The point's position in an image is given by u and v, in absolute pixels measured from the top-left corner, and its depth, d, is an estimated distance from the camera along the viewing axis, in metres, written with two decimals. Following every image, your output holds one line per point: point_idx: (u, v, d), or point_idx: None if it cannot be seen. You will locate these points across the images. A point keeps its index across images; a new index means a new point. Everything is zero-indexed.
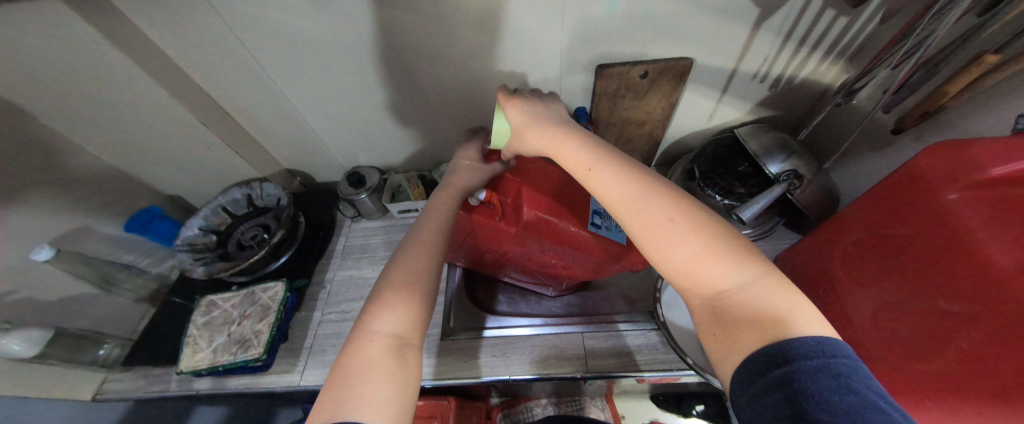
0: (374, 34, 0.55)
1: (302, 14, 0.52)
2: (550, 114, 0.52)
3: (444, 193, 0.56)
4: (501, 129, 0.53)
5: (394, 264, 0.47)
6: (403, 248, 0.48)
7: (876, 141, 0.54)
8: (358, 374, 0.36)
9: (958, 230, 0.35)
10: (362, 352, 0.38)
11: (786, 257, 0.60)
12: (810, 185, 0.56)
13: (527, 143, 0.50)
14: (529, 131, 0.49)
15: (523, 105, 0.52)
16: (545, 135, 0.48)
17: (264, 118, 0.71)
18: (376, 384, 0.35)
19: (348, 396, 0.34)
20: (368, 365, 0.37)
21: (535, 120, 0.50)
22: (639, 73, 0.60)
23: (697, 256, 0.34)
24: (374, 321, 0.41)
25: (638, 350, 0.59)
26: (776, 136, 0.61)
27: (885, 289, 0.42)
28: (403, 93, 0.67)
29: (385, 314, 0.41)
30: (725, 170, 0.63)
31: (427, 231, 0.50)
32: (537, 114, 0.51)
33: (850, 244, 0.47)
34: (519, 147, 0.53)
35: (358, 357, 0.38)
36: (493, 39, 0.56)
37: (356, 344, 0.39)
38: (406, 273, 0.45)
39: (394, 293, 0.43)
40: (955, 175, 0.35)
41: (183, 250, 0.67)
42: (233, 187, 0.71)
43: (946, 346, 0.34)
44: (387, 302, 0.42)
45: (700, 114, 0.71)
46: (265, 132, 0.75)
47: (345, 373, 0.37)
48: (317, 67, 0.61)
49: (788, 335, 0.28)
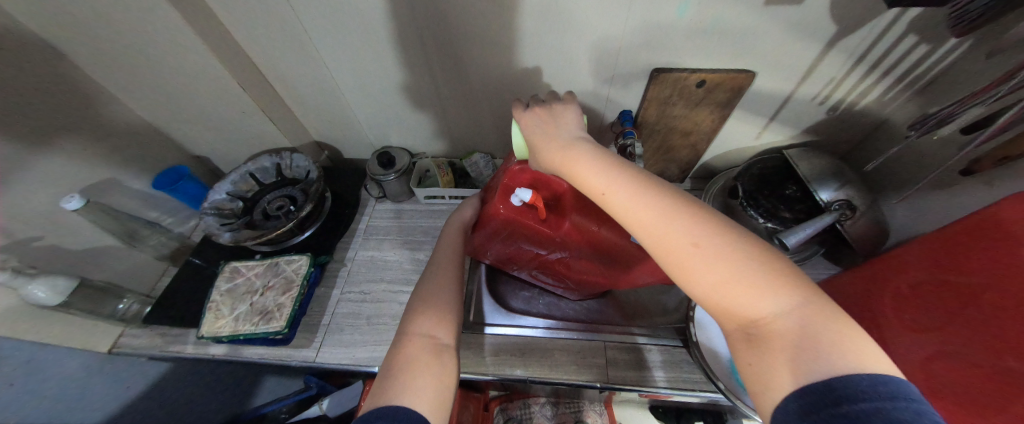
0: (428, 12, 0.53)
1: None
2: (565, 127, 0.49)
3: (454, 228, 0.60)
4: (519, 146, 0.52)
5: (423, 283, 0.50)
6: (428, 270, 0.52)
7: (939, 181, 0.51)
8: (399, 369, 0.37)
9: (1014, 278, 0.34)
10: (399, 352, 0.39)
11: (825, 290, 0.59)
12: (862, 218, 0.54)
13: (539, 162, 0.48)
14: (544, 145, 0.47)
15: (535, 120, 0.51)
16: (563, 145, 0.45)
17: (300, 87, 0.69)
18: (416, 376, 0.36)
19: (388, 385, 0.36)
20: (409, 361, 0.38)
21: (546, 137, 0.47)
22: (696, 81, 0.57)
23: (727, 281, 0.31)
24: (409, 326, 0.42)
25: (661, 366, 0.58)
26: (829, 162, 0.58)
27: (939, 335, 0.41)
28: (445, 77, 0.64)
29: (419, 319, 0.43)
30: (771, 191, 0.60)
31: (447, 256, 0.54)
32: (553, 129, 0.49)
33: (905, 286, 0.46)
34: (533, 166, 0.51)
35: (393, 356, 0.39)
36: (549, 29, 0.53)
37: (397, 345, 0.40)
38: (434, 289, 0.48)
39: (423, 303, 0.46)
40: None
41: (210, 213, 0.66)
42: (264, 155, 0.70)
43: (1001, 409, 0.33)
44: (417, 311, 0.44)
45: (748, 133, 0.68)
46: (299, 101, 0.73)
47: (387, 369, 0.38)
48: (361, 40, 0.58)
49: (832, 372, 0.26)
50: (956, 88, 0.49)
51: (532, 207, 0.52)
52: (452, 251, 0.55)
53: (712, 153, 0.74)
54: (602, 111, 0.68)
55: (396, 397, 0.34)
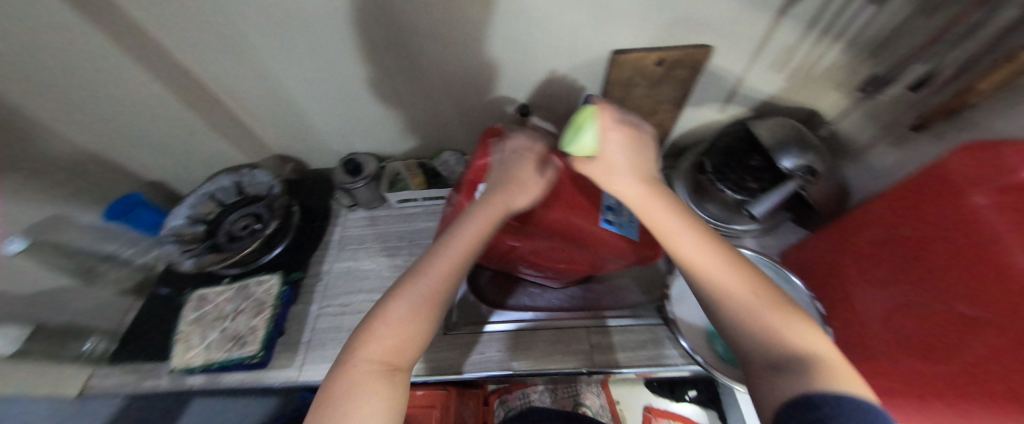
0: (373, 10, 0.50)
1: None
2: (624, 156, 0.38)
3: (497, 199, 0.43)
4: (584, 146, 0.39)
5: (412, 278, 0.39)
6: (428, 262, 0.39)
7: (895, 138, 0.52)
8: (338, 398, 0.31)
9: (975, 232, 0.35)
10: (346, 375, 0.33)
11: (795, 255, 0.61)
12: (824, 182, 0.55)
13: (606, 181, 0.39)
14: (619, 174, 0.38)
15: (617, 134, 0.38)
16: (637, 182, 0.37)
17: (250, 101, 0.66)
18: (362, 404, 0.31)
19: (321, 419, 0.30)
20: (352, 387, 0.31)
21: (627, 158, 0.38)
22: (655, 60, 0.56)
23: (785, 322, 0.29)
24: (366, 340, 0.35)
25: (643, 345, 0.59)
26: (792, 129, 0.59)
27: (897, 290, 0.43)
28: (401, 76, 0.62)
29: (374, 335, 0.35)
30: (735, 164, 0.62)
31: (460, 245, 0.40)
32: (620, 157, 0.38)
33: (864, 244, 0.48)
34: (592, 175, 0.40)
35: (342, 378, 0.33)
36: (501, 19, 0.52)
37: (340, 368, 0.33)
38: (418, 289, 0.37)
39: (389, 314, 0.36)
40: (987, 179, 0.35)
41: (169, 240, 0.62)
42: (221, 174, 0.66)
43: (960, 353, 0.35)
44: (380, 324, 0.35)
45: (713, 107, 0.68)
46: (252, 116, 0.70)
47: (327, 394, 0.32)
48: (308, 45, 0.56)
49: (814, 386, 0.24)
50: (903, 46, 0.50)
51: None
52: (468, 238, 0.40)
53: (681, 129, 0.74)
54: (567, 98, 0.67)
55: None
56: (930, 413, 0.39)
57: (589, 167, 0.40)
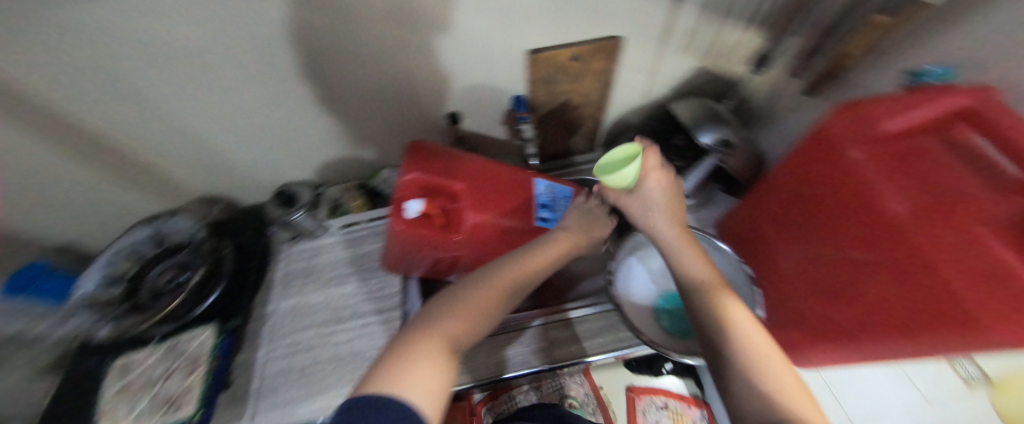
0: (274, 31, 0.48)
1: (176, 15, 0.44)
2: (655, 197, 0.47)
3: (561, 237, 0.50)
4: (624, 177, 0.46)
5: (476, 283, 0.43)
6: (492, 270, 0.44)
7: (792, 104, 0.58)
8: (410, 355, 0.33)
9: (856, 183, 0.39)
10: (418, 338, 0.36)
11: (727, 223, 0.64)
12: (740, 153, 0.59)
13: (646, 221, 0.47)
14: (659, 217, 0.47)
15: (665, 181, 0.48)
16: (668, 224, 0.46)
17: (155, 144, 0.61)
18: (429, 368, 0.32)
19: (395, 369, 0.32)
20: (421, 349, 0.34)
21: (668, 204, 0.47)
22: (570, 56, 0.58)
23: (782, 381, 0.32)
24: (438, 322, 0.38)
25: (599, 333, 0.61)
26: (706, 107, 0.63)
27: (802, 245, 0.48)
28: (320, 96, 0.60)
29: (445, 314, 0.39)
30: (662, 145, 0.65)
31: (529, 264, 0.45)
32: (653, 198, 0.47)
33: (773, 206, 0.52)
34: (630, 205, 0.49)
35: (415, 343, 0.35)
36: (409, 29, 0.51)
37: (414, 334, 0.36)
38: (485, 294, 0.42)
39: (460, 302, 0.40)
40: (858, 135, 0.38)
41: (86, 307, 0.58)
42: (136, 227, 0.62)
43: (860, 295, 0.40)
44: (455, 309, 0.40)
45: (637, 94, 0.71)
46: (162, 162, 0.64)
47: (398, 350, 0.34)
48: (210, 75, 0.52)
49: None
50: None
51: (428, 216, 0.49)
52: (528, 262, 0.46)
53: (612, 118, 0.76)
54: (496, 100, 0.67)
55: (412, 386, 0.30)
56: (841, 350, 0.44)
57: (621, 197, 0.49)
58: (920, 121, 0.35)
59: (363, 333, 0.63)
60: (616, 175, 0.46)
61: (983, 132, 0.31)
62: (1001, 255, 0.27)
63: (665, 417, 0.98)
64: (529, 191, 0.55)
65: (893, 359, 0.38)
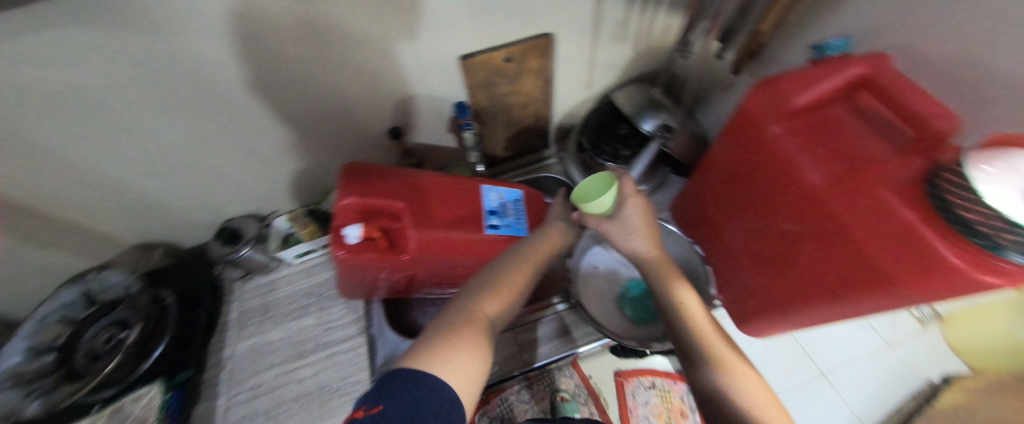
0: (184, 69, 0.44)
1: (70, 65, 0.38)
2: (634, 222, 0.44)
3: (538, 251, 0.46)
4: (603, 205, 0.44)
5: (508, 262, 0.43)
6: (513, 258, 0.44)
7: (725, 83, 0.60)
8: (456, 331, 0.35)
9: (778, 159, 0.40)
10: (462, 315, 0.37)
11: (679, 205, 0.65)
12: (680, 136, 0.61)
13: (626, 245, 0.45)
14: (639, 242, 0.44)
15: (644, 204, 0.45)
16: (646, 247, 0.44)
17: (64, 205, 0.54)
18: (472, 345, 0.34)
19: (442, 342, 0.33)
20: (464, 326, 0.35)
21: (649, 228, 0.44)
22: (503, 57, 0.57)
23: (755, 393, 0.34)
24: (477, 304, 0.39)
25: (566, 330, 0.63)
26: (645, 94, 0.63)
27: (743, 220, 0.49)
28: (246, 128, 0.56)
29: (484, 294, 0.40)
30: (608, 135, 0.65)
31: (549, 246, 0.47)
32: (633, 223, 0.44)
33: (712, 185, 0.54)
34: (609, 232, 0.44)
35: (459, 319, 0.36)
36: (328, 49, 0.48)
37: (456, 310, 0.38)
38: (514, 277, 0.42)
39: (494, 284, 0.41)
40: (773, 111, 0.39)
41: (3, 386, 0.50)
42: (60, 289, 0.56)
43: (795, 263, 0.41)
44: (492, 290, 0.40)
45: (579, 89, 0.71)
46: (77, 223, 0.58)
47: (446, 323, 0.36)
48: (113, 123, 0.47)
49: None
50: None
51: (373, 240, 0.46)
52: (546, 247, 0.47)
53: (559, 115, 0.76)
54: (438, 108, 0.65)
55: (454, 364, 0.32)
56: (787, 317, 0.46)
57: (601, 224, 0.45)
58: (823, 93, 0.36)
59: (330, 363, 0.61)
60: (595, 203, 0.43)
61: (881, 99, 0.34)
62: (908, 218, 0.29)
63: (655, 398, 0.81)
64: (477, 199, 0.54)
65: (835, 321, 0.40)
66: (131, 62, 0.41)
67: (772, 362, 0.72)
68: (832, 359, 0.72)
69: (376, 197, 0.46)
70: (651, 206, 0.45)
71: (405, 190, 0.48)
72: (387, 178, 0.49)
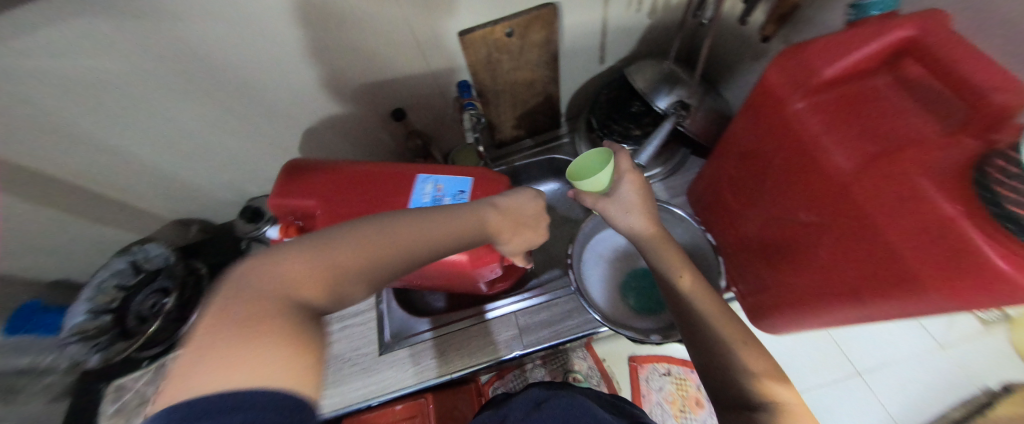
0: (192, 53, 0.45)
1: (90, 52, 0.41)
2: (631, 200, 0.41)
3: (458, 218, 0.33)
4: (597, 180, 0.41)
5: (375, 226, 0.28)
6: (387, 219, 0.29)
7: (753, 52, 0.54)
8: (228, 332, 0.20)
9: (801, 140, 0.35)
10: (252, 299, 0.22)
11: (693, 190, 0.61)
12: (698, 112, 0.55)
13: (623, 223, 0.42)
14: (637, 221, 0.41)
15: (640, 178, 0.41)
16: (643, 223, 0.41)
17: (108, 186, 0.59)
18: (262, 353, 0.20)
19: (199, 359, 0.19)
20: (252, 322, 0.21)
21: (644, 205, 0.41)
22: (504, 31, 0.54)
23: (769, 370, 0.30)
24: (303, 281, 0.24)
25: (569, 315, 0.62)
26: (661, 67, 0.57)
27: (760, 208, 0.45)
28: (258, 112, 0.58)
29: (311, 264, 0.25)
30: (619, 113, 0.61)
31: (459, 221, 0.33)
32: (629, 200, 0.41)
33: (729, 169, 0.49)
34: (608, 209, 0.42)
35: (240, 309, 0.21)
36: (326, 30, 0.47)
37: (241, 291, 0.22)
38: (375, 243, 0.27)
39: (335, 251, 0.26)
40: (795, 85, 0.34)
41: (73, 340, 0.58)
42: (111, 258, 0.62)
43: (814, 258, 0.37)
44: (324, 259, 0.25)
45: (589, 63, 0.66)
46: (121, 202, 0.63)
47: (226, 316, 0.21)
48: (136, 109, 0.50)
49: None
50: None
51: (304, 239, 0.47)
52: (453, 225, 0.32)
53: (568, 92, 0.72)
54: (441, 88, 0.64)
55: (249, 385, 0.18)
56: (804, 316, 0.42)
57: (597, 201, 0.43)
58: (859, 62, 0.31)
59: (343, 335, 0.65)
60: (590, 182, 0.41)
61: (929, 66, 0.28)
62: (947, 213, 0.25)
63: (669, 386, 0.80)
64: (403, 191, 0.45)
65: (855, 323, 0.37)
66: (144, 48, 0.43)
67: (802, 359, 0.68)
68: (871, 358, 0.66)
69: (296, 198, 0.45)
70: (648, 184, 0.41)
71: (330, 191, 0.45)
72: (320, 180, 0.46)
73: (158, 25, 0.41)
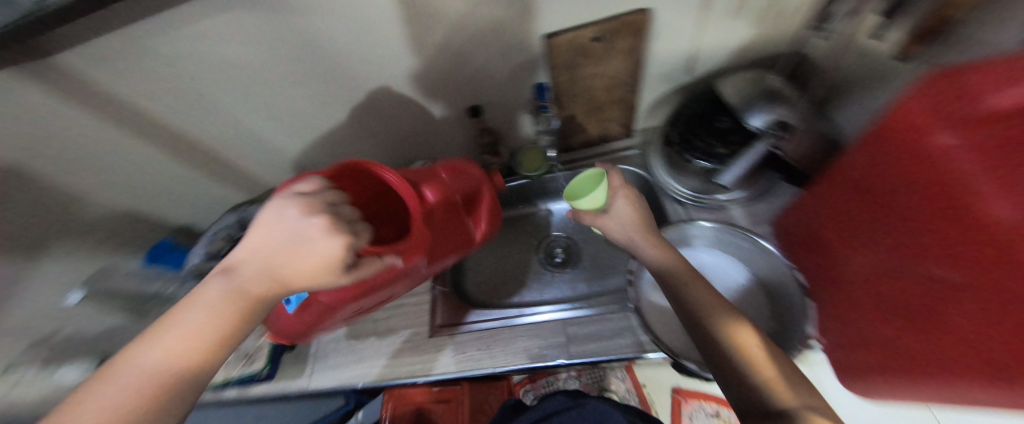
0: (312, 42, 0.51)
1: (239, 37, 0.48)
2: (625, 213, 0.54)
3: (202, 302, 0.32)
4: (594, 196, 0.55)
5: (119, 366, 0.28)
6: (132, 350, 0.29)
7: (880, 72, 0.47)
8: None
9: (949, 180, 0.29)
10: None
11: (782, 220, 0.56)
12: (801, 135, 0.49)
13: (621, 233, 0.55)
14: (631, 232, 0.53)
15: (630, 195, 0.55)
16: (634, 231, 0.53)
17: (234, 150, 0.70)
18: None
19: None
20: None
21: (636, 217, 0.54)
22: (590, 36, 0.53)
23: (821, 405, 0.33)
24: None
25: (622, 333, 0.59)
26: (760, 83, 0.52)
27: (874, 253, 0.38)
28: (353, 97, 0.63)
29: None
30: (703, 129, 0.57)
31: (211, 305, 0.32)
32: (623, 213, 0.54)
33: (839, 203, 0.43)
34: (607, 221, 0.55)
35: None
36: (424, 26, 0.51)
37: None
38: (129, 381, 0.27)
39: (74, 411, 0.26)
40: (943, 115, 0.29)
41: (191, 277, 0.69)
42: (227, 213, 0.74)
43: (944, 322, 0.31)
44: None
45: (674, 72, 0.63)
46: (238, 166, 0.74)
47: None
48: (263, 88, 0.58)
49: None
50: None
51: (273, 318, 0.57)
52: (226, 313, 0.32)
53: (646, 102, 0.70)
54: (517, 89, 0.65)
55: None
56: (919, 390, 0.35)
57: (596, 217, 0.56)
58: None
59: (398, 312, 0.69)
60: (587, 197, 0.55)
61: None
62: None
63: None
64: None
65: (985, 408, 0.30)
66: (276, 35, 0.49)
67: None
68: None
69: None
70: (637, 198, 0.55)
71: None
72: None
73: (291, 18, 0.47)
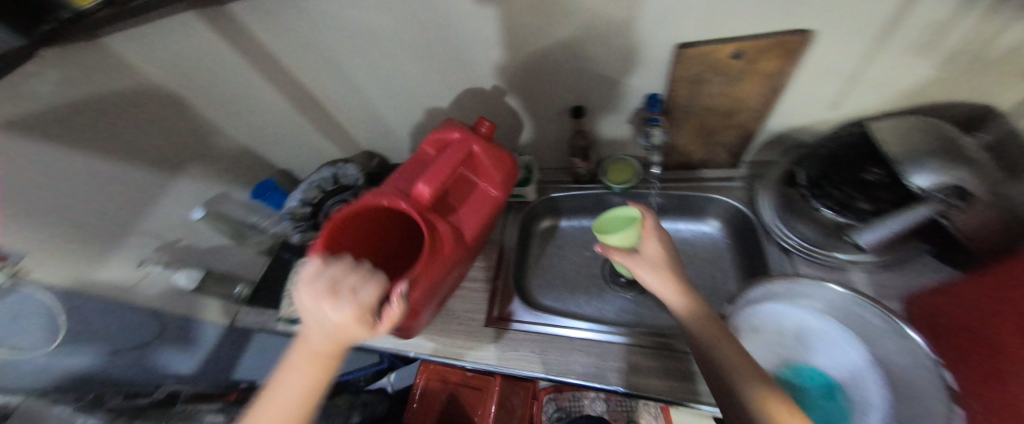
0: (442, 22, 0.53)
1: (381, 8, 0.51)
2: (654, 255, 0.48)
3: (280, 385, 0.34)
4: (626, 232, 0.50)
5: None
6: None
7: None
8: None
9: None
10: None
11: (927, 303, 0.47)
12: (985, 208, 0.40)
13: (647, 277, 0.47)
14: (660, 279, 0.46)
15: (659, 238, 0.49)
16: (661, 279, 0.46)
17: (344, 111, 0.76)
18: None
19: None
20: None
21: (666, 262, 0.47)
22: (731, 52, 0.48)
23: None
24: None
25: (693, 377, 0.54)
26: (935, 135, 0.43)
27: None
28: (460, 81, 0.65)
29: None
30: (843, 176, 0.50)
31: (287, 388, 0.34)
32: (652, 256, 0.48)
33: None
34: (636, 262, 0.48)
35: None
36: (555, 19, 0.49)
37: None
38: None
39: None
40: None
41: (287, 218, 0.77)
42: (324, 166, 0.79)
43: None
44: None
45: (816, 105, 0.55)
46: (343, 125, 0.80)
47: None
48: (384, 59, 0.61)
49: None
50: None
51: None
52: (306, 380, 0.34)
53: (770, 132, 0.62)
54: (626, 97, 0.62)
55: None
56: None
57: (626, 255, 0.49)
58: None
59: (459, 295, 0.70)
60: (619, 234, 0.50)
61: None
62: None
63: None
64: None
65: None
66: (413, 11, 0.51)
67: None
68: None
69: None
70: (669, 243, 0.49)
71: None
72: None
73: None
